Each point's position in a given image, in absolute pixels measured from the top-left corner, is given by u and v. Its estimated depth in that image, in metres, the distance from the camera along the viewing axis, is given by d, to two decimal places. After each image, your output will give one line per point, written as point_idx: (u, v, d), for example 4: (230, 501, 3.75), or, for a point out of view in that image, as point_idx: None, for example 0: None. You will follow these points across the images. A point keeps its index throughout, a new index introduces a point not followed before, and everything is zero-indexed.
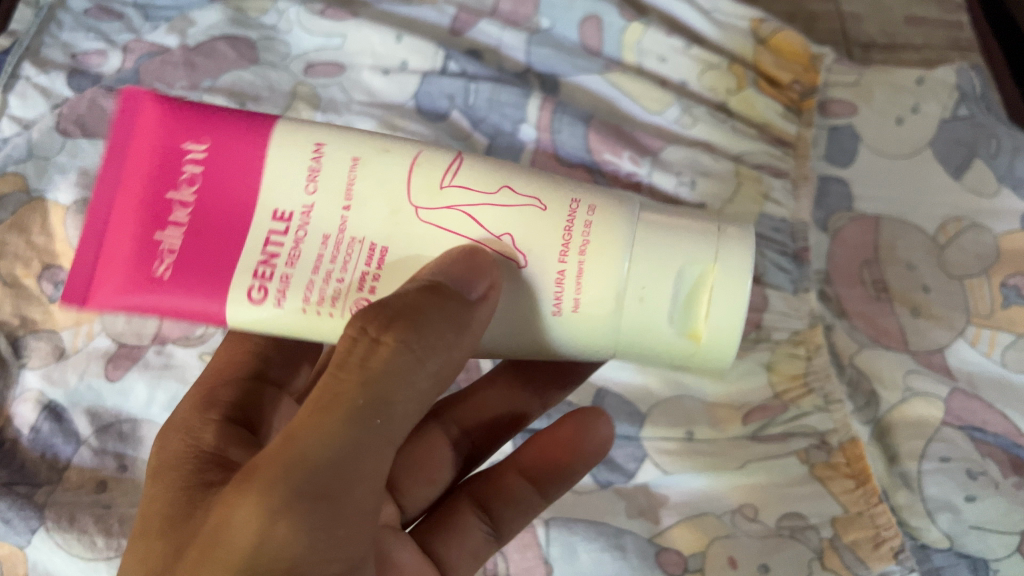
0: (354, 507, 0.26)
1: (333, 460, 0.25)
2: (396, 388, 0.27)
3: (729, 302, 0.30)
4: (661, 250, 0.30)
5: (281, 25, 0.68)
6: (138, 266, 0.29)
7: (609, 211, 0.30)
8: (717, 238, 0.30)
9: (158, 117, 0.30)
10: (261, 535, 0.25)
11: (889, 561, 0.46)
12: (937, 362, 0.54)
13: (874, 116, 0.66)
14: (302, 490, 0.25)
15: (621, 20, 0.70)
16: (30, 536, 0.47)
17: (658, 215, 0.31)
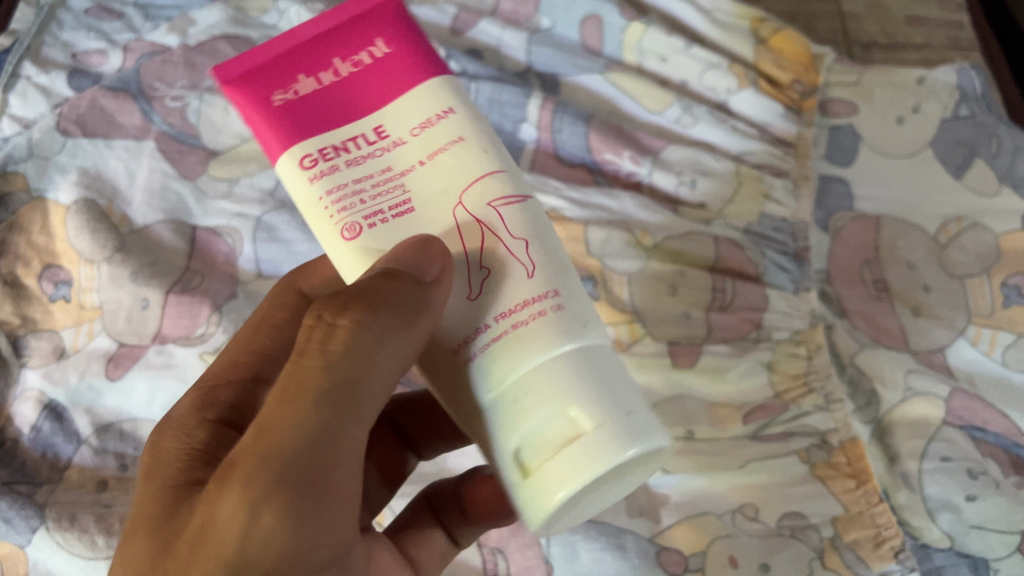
0: (336, 491, 0.27)
1: (307, 445, 0.26)
2: (363, 368, 0.27)
3: (572, 472, 0.24)
4: (572, 372, 0.26)
5: (282, 25, 0.68)
6: (268, 79, 0.30)
7: (568, 319, 0.27)
8: (625, 408, 0.25)
9: (383, 15, 0.31)
10: (245, 526, 0.25)
11: (890, 561, 0.46)
12: (937, 361, 0.54)
13: (874, 116, 0.66)
14: (281, 479, 0.25)
15: (621, 19, 0.70)
16: (31, 535, 0.47)
17: (597, 360, 0.26)
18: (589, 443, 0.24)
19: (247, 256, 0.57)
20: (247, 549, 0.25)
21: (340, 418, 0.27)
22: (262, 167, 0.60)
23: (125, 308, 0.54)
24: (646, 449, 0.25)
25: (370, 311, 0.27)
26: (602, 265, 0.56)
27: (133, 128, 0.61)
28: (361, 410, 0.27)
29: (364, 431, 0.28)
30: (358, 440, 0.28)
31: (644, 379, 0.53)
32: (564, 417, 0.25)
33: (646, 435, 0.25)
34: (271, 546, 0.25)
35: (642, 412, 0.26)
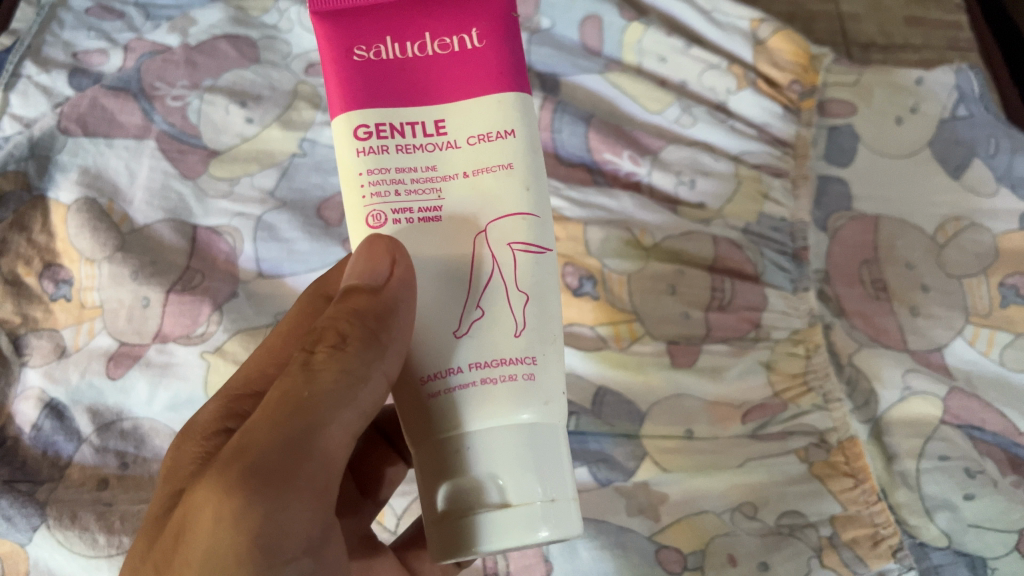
0: (306, 488, 0.27)
1: (277, 443, 0.27)
2: (342, 378, 0.28)
3: (489, 533, 0.27)
4: (529, 438, 0.28)
5: (282, 24, 0.69)
6: (356, 33, 0.30)
7: (540, 388, 0.29)
8: (559, 492, 0.28)
9: (486, 6, 0.31)
10: (214, 518, 0.26)
11: (888, 559, 0.46)
12: (935, 361, 0.55)
13: (873, 116, 0.66)
14: (250, 474, 0.26)
15: (621, 19, 0.70)
16: (32, 534, 0.47)
17: (549, 439, 0.29)
18: (515, 513, 0.27)
19: (248, 255, 0.57)
20: (215, 543, 0.26)
21: (312, 421, 0.27)
22: (263, 166, 0.61)
23: (126, 306, 0.54)
24: (557, 536, 0.27)
25: (350, 324, 0.29)
26: (601, 265, 0.56)
27: (133, 128, 0.61)
28: (338, 414, 0.28)
29: (341, 433, 0.28)
30: (334, 442, 0.28)
31: (644, 378, 0.53)
32: (507, 478, 0.27)
33: (565, 524, 0.28)
34: (238, 539, 0.26)
35: (571, 500, 0.28)
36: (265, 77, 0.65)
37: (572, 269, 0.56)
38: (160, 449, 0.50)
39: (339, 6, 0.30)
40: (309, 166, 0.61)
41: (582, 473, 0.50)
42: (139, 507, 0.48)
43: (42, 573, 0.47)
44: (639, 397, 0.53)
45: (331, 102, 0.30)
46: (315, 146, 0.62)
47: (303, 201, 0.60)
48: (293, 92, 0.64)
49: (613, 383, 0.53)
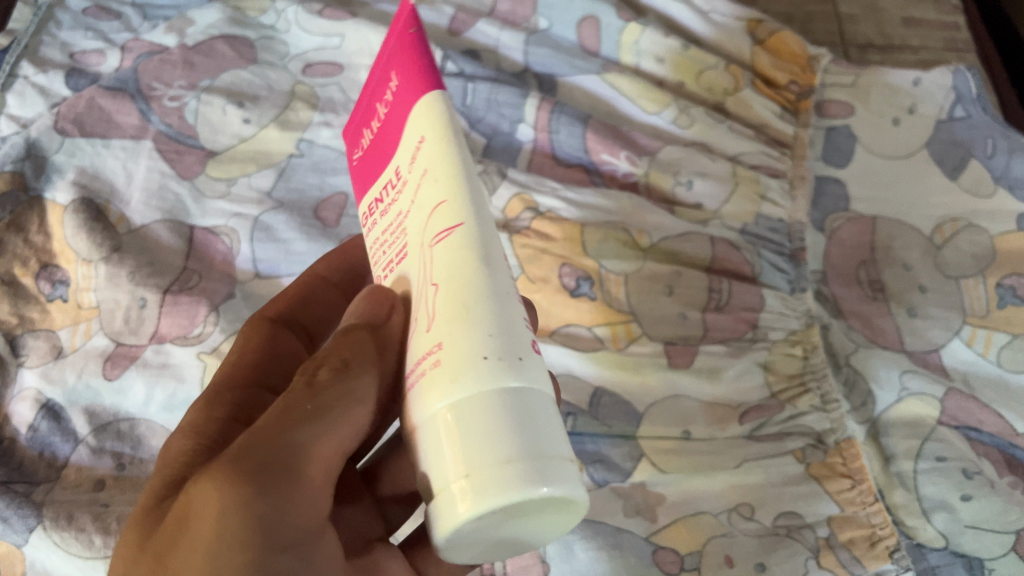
0: (306, 493, 0.27)
1: (281, 447, 0.27)
2: (342, 396, 0.28)
3: (468, 510, 0.22)
4: (493, 396, 0.22)
5: (279, 25, 0.70)
6: (350, 144, 0.33)
7: (481, 358, 0.23)
8: (542, 450, 0.22)
9: (396, 43, 0.30)
10: (219, 516, 0.26)
11: (885, 560, 0.46)
12: (932, 362, 0.55)
13: (870, 117, 0.67)
14: (254, 474, 0.26)
15: (618, 20, 0.70)
16: (28, 534, 0.47)
17: (519, 397, 0.22)
18: (481, 481, 0.21)
19: (246, 256, 0.57)
20: (217, 541, 0.26)
21: (313, 430, 0.28)
22: (261, 167, 0.61)
23: (123, 307, 0.54)
24: (553, 492, 0.21)
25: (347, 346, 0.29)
26: (598, 266, 0.56)
27: (131, 128, 0.61)
28: (337, 428, 0.28)
29: (337, 445, 0.29)
30: (329, 450, 0.28)
31: (641, 378, 0.53)
32: (467, 445, 0.22)
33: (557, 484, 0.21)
34: (241, 538, 0.26)
35: (564, 460, 0.22)
36: (263, 78, 0.65)
37: (569, 270, 0.55)
38: (157, 449, 0.50)
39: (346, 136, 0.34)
40: (306, 166, 0.61)
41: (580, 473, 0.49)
42: None
43: (39, 573, 0.47)
44: (636, 397, 0.53)
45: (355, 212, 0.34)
46: (313, 147, 0.62)
47: (301, 201, 0.60)
48: (291, 93, 0.65)
49: (609, 383, 0.53)
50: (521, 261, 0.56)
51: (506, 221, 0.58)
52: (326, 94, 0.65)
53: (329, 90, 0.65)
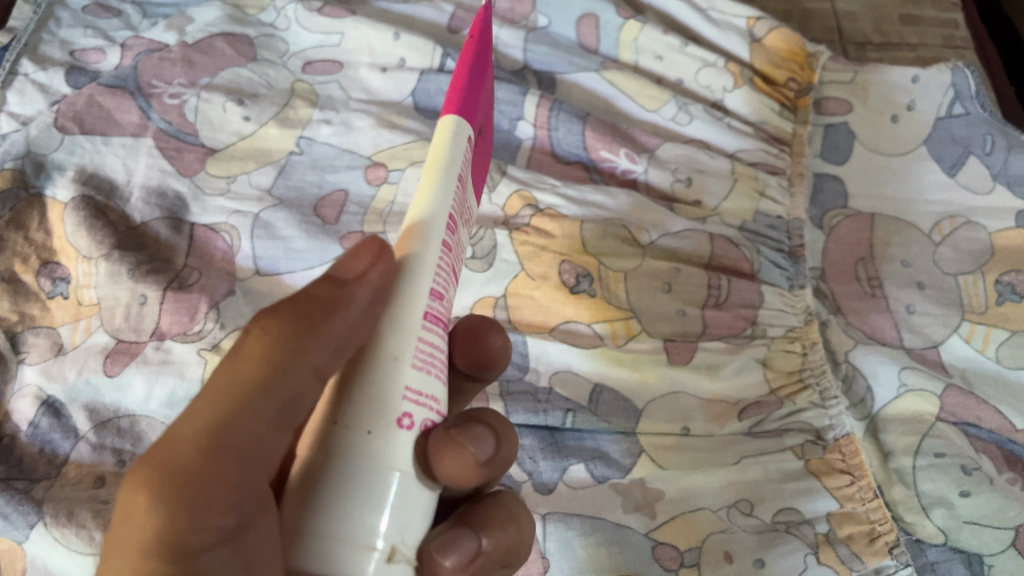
0: (223, 488, 0.23)
1: (192, 442, 0.23)
2: (264, 370, 0.24)
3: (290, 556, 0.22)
4: (365, 474, 0.22)
5: (279, 23, 0.70)
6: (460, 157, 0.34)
7: (351, 416, 0.23)
8: (360, 537, 0.21)
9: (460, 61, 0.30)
10: (136, 515, 0.23)
11: (884, 556, 0.46)
12: (931, 358, 0.55)
13: (868, 113, 0.68)
14: (164, 475, 0.23)
15: (617, 17, 0.70)
16: (29, 531, 0.47)
17: (365, 473, 0.22)
18: (338, 563, 0.21)
19: (246, 253, 0.57)
20: (139, 548, 0.23)
21: (236, 416, 0.23)
22: (261, 164, 0.61)
23: (123, 304, 0.54)
24: None
25: (284, 320, 0.24)
26: (598, 262, 0.55)
27: (131, 126, 0.61)
28: (264, 408, 0.24)
29: (270, 428, 0.24)
30: (262, 435, 0.24)
31: (639, 375, 0.53)
32: (333, 516, 0.22)
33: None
34: (154, 542, 0.23)
35: (378, 551, 0.22)
36: (262, 76, 0.65)
37: (569, 267, 0.55)
38: None
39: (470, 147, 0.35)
40: (305, 164, 0.61)
41: (579, 470, 0.49)
42: None
43: (39, 569, 0.46)
44: (635, 394, 0.52)
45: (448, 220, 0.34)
46: (312, 144, 0.62)
47: (301, 198, 0.60)
48: (291, 90, 0.65)
49: (609, 380, 0.53)
50: (520, 258, 0.55)
51: (506, 219, 0.58)
52: (326, 92, 0.65)
53: (329, 87, 0.66)
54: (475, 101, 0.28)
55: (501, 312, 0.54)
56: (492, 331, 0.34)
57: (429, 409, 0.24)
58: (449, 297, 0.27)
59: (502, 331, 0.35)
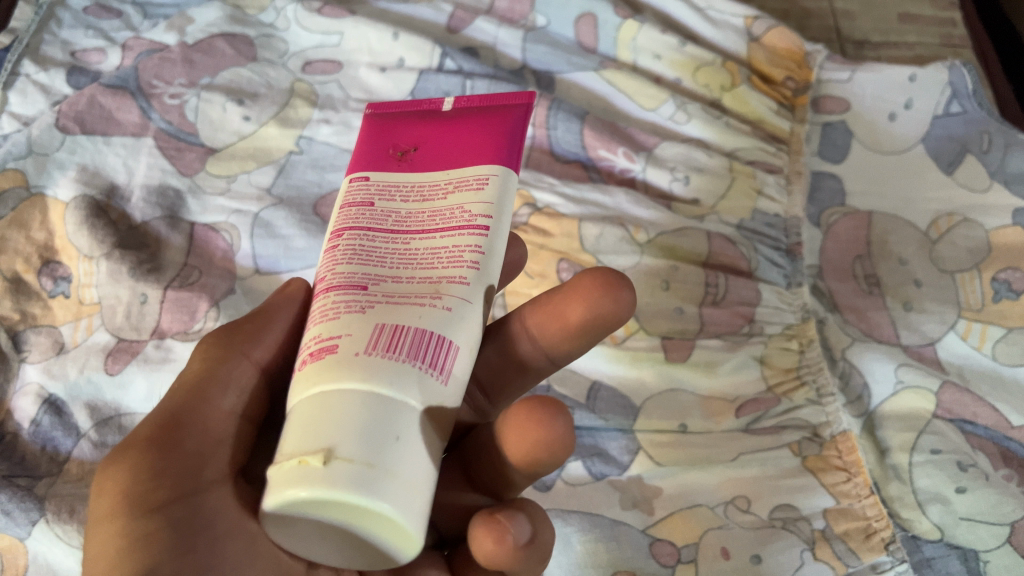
0: (187, 453, 0.29)
1: (156, 420, 0.29)
2: (207, 363, 0.31)
3: (287, 502, 0.24)
4: (306, 402, 0.26)
5: (279, 23, 0.71)
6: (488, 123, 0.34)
7: (303, 377, 0.27)
8: (308, 446, 0.25)
9: (380, 122, 0.36)
10: (109, 487, 0.28)
11: (880, 552, 0.46)
12: (928, 356, 0.55)
13: (865, 112, 0.68)
14: (136, 447, 0.29)
15: (615, 17, 0.71)
16: (30, 528, 0.47)
17: (312, 406, 0.26)
18: (299, 464, 0.24)
19: (246, 252, 0.57)
20: (112, 515, 0.28)
21: (193, 397, 0.30)
22: (261, 163, 0.61)
23: (124, 303, 0.54)
24: (319, 489, 0.24)
25: (220, 333, 0.33)
26: (596, 260, 0.56)
27: (131, 125, 0.62)
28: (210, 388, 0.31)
29: (227, 412, 0.31)
30: (217, 418, 0.31)
31: (637, 372, 0.53)
32: (285, 437, 0.26)
33: (306, 481, 0.24)
34: (132, 500, 0.28)
35: (320, 453, 0.24)
36: (262, 76, 0.66)
37: (567, 265, 0.55)
38: None
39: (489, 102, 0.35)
40: (305, 163, 0.62)
41: (577, 467, 0.50)
42: None
43: (41, 567, 0.47)
44: (632, 392, 0.53)
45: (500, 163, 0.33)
46: (312, 144, 0.62)
47: (300, 197, 0.60)
48: (291, 90, 0.65)
49: (607, 378, 0.53)
50: None
51: None
52: (326, 91, 0.66)
53: (329, 87, 0.66)
54: (375, 153, 0.35)
55: (499, 310, 0.54)
56: (617, 296, 0.33)
57: (317, 343, 0.29)
58: (363, 262, 0.31)
59: (631, 291, 0.33)
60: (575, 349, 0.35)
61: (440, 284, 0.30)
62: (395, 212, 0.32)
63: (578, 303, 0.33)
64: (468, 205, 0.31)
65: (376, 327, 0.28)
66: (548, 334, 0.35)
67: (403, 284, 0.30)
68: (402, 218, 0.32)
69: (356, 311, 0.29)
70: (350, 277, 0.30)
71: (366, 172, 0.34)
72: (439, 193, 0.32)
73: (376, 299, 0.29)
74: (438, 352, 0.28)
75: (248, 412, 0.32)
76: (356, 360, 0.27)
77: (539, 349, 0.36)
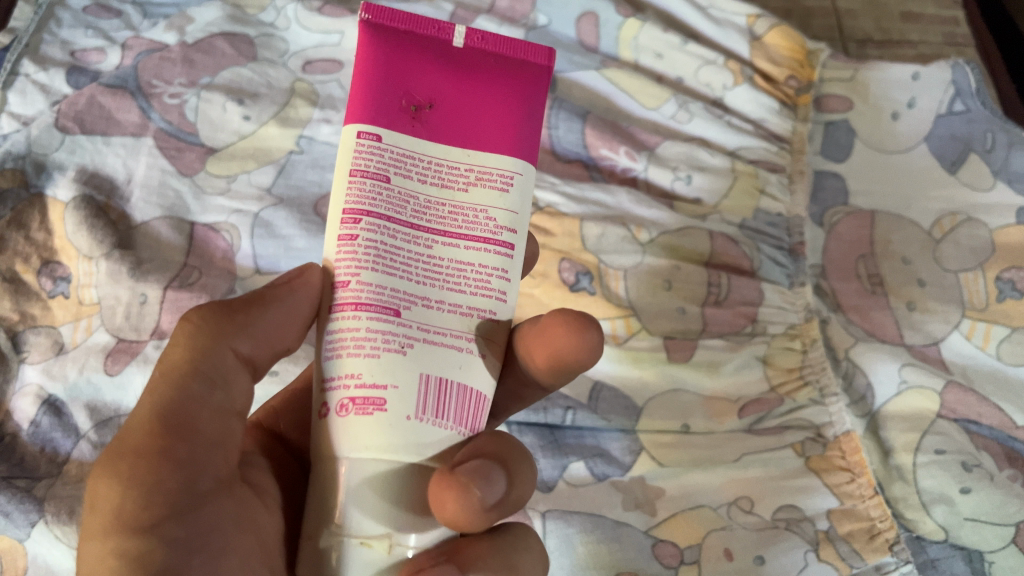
0: (177, 465, 0.27)
1: (143, 427, 0.28)
2: (193, 356, 0.29)
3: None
4: (358, 474, 0.27)
5: (279, 22, 0.70)
6: (513, 86, 0.32)
7: (349, 430, 0.27)
8: (369, 528, 0.26)
9: (387, 47, 0.31)
10: (101, 501, 0.27)
11: (885, 553, 0.46)
12: (932, 355, 0.55)
13: (868, 111, 0.68)
14: (125, 460, 0.27)
15: (617, 16, 0.71)
16: (30, 529, 0.47)
17: (368, 479, 0.27)
18: (362, 549, 0.26)
19: (246, 252, 0.57)
20: (106, 532, 0.27)
21: (183, 400, 0.28)
22: (261, 163, 0.61)
23: (124, 304, 0.54)
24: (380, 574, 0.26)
25: (208, 321, 0.30)
26: (598, 260, 0.56)
27: (131, 125, 0.61)
28: (200, 389, 0.29)
29: (221, 412, 0.29)
30: (211, 421, 0.29)
31: (639, 372, 0.53)
32: (339, 512, 0.27)
33: (373, 566, 0.26)
34: (124, 515, 0.27)
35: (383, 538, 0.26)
36: (262, 75, 0.66)
37: (568, 265, 0.55)
38: None
39: (515, 58, 0.32)
40: (306, 163, 0.61)
41: (579, 467, 0.49)
42: None
43: (41, 568, 0.46)
44: (635, 392, 0.52)
45: (525, 149, 0.31)
46: (312, 143, 0.62)
47: (300, 197, 0.60)
48: (291, 90, 0.65)
49: (609, 378, 0.53)
50: None
51: None
52: (326, 91, 0.65)
53: (330, 86, 0.66)
54: (384, 97, 0.30)
55: None
56: (584, 336, 0.32)
57: (358, 387, 0.28)
58: (390, 272, 0.29)
59: (598, 330, 0.32)
60: (549, 386, 0.34)
61: (473, 317, 0.30)
62: (414, 199, 0.30)
63: (544, 345, 0.33)
64: (493, 210, 0.30)
65: (423, 379, 0.28)
66: (517, 376, 0.34)
67: (435, 310, 0.29)
68: (422, 208, 0.30)
69: (396, 351, 0.28)
70: (379, 295, 0.29)
71: (377, 129, 0.30)
72: (460, 182, 0.30)
73: (412, 332, 0.29)
74: (477, 410, 0.29)
75: (243, 409, 0.31)
76: (410, 427, 0.27)
77: (512, 387, 0.35)
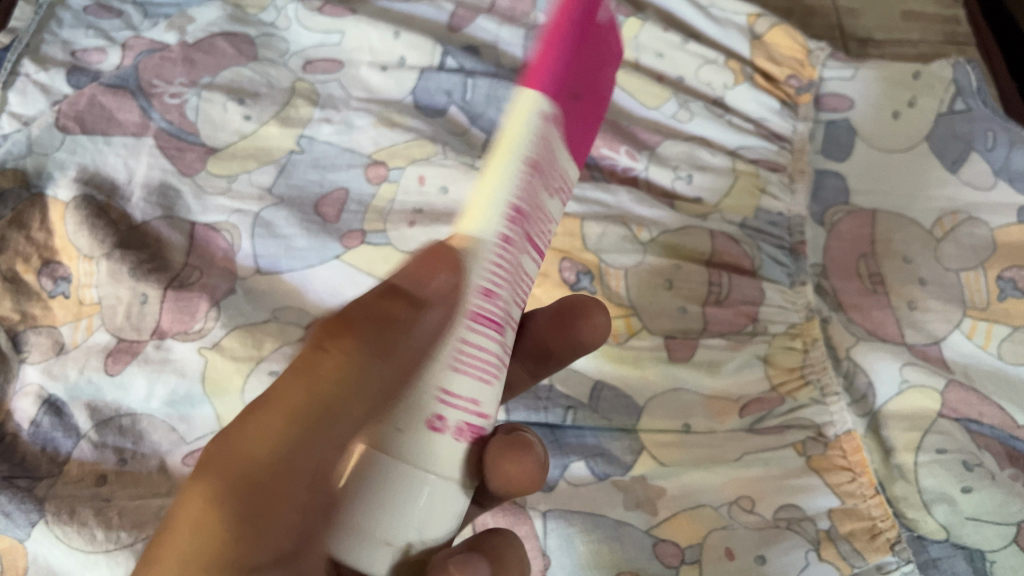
0: (297, 515, 0.22)
1: (269, 460, 0.22)
2: (342, 385, 0.22)
3: None
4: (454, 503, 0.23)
5: (279, 22, 0.70)
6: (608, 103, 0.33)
7: None
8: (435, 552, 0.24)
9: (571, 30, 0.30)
10: (185, 534, 0.22)
11: (886, 552, 0.46)
12: (933, 354, 0.55)
13: (870, 110, 0.67)
14: (235, 490, 0.22)
15: (617, 15, 0.70)
16: (30, 529, 0.46)
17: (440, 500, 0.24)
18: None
19: (246, 252, 0.57)
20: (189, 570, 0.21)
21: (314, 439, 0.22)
22: (262, 163, 0.61)
23: (125, 303, 0.54)
24: None
25: (357, 339, 0.23)
26: (599, 260, 0.56)
27: (131, 125, 0.61)
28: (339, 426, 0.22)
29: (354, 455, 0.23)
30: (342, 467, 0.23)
31: (641, 371, 0.53)
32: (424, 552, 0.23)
33: None
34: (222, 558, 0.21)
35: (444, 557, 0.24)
36: (263, 74, 0.66)
37: (569, 264, 0.55)
38: (160, 446, 0.50)
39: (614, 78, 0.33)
40: (306, 163, 0.61)
41: (580, 467, 0.49)
42: (138, 502, 0.47)
43: (41, 567, 0.46)
44: (635, 391, 0.52)
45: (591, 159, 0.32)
46: (313, 143, 0.62)
47: (301, 197, 0.60)
48: (292, 89, 0.65)
49: (610, 377, 0.52)
50: None
51: None
52: (326, 91, 0.66)
53: (330, 86, 0.66)
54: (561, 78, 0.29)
55: None
56: (592, 316, 0.32)
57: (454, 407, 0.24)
58: (517, 273, 0.26)
59: (605, 313, 0.33)
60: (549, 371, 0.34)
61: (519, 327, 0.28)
62: (542, 199, 0.28)
63: (553, 331, 0.32)
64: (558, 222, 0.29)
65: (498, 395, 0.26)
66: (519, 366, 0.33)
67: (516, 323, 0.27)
68: (543, 213, 0.28)
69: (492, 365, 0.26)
70: (512, 298, 0.26)
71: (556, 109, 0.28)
72: (560, 190, 0.29)
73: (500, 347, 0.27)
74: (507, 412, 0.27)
75: None
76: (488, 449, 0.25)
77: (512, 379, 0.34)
